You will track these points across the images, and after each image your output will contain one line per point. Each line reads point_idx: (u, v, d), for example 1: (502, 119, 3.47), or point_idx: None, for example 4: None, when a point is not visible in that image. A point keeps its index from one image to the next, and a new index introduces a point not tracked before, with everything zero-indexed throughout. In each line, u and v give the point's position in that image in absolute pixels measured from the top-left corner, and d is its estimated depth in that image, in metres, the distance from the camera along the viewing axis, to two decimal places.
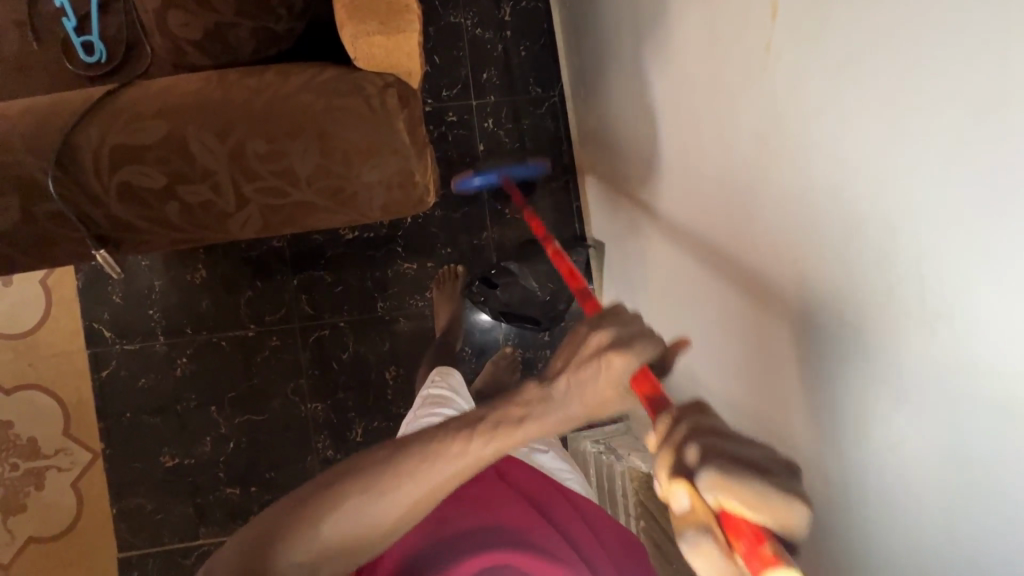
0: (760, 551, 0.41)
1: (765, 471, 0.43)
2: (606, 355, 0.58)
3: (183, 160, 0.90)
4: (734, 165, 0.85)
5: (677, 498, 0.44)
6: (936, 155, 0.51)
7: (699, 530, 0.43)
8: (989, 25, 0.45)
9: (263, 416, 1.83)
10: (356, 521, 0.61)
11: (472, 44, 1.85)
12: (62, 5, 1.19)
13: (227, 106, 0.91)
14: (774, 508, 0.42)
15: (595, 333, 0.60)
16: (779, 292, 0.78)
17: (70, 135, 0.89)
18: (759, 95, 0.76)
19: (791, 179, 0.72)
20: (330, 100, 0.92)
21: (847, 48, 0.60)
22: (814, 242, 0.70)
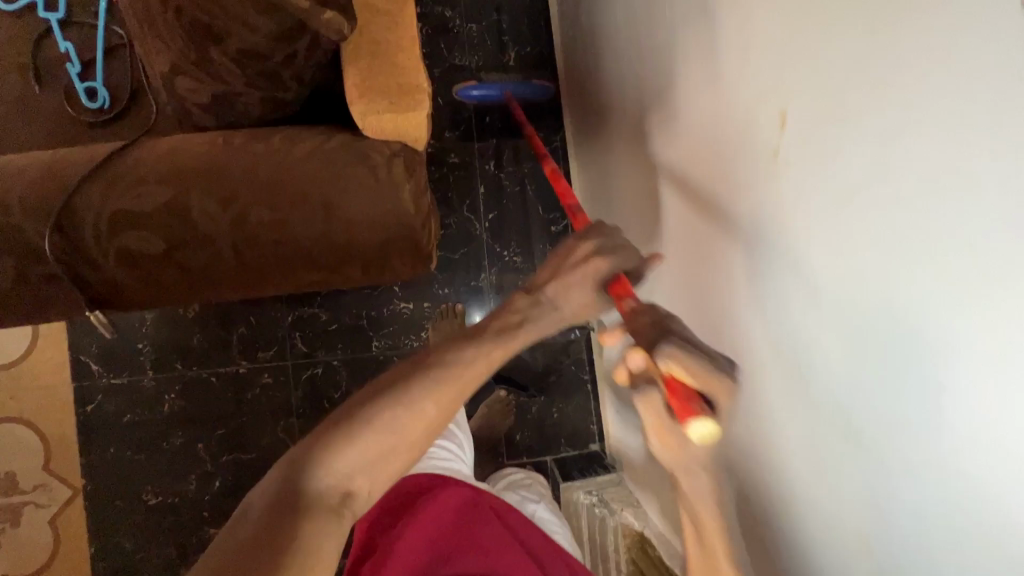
0: (687, 402, 0.66)
1: (712, 362, 0.65)
2: (590, 260, 0.72)
3: (183, 226, 0.89)
4: (734, 250, 0.85)
5: (634, 360, 0.73)
6: (948, 285, 0.51)
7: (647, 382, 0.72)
8: (996, 188, 0.46)
9: (252, 455, 1.80)
10: (381, 442, 0.60)
11: (476, 87, 1.86)
12: (66, 50, 1.18)
13: (231, 171, 0.91)
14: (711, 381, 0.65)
15: (583, 244, 0.73)
16: (778, 385, 0.77)
17: (69, 199, 0.88)
18: (762, 188, 0.76)
19: (791, 277, 0.72)
20: (336, 168, 0.92)
21: (855, 162, 0.60)
22: (815, 342, 0.69)
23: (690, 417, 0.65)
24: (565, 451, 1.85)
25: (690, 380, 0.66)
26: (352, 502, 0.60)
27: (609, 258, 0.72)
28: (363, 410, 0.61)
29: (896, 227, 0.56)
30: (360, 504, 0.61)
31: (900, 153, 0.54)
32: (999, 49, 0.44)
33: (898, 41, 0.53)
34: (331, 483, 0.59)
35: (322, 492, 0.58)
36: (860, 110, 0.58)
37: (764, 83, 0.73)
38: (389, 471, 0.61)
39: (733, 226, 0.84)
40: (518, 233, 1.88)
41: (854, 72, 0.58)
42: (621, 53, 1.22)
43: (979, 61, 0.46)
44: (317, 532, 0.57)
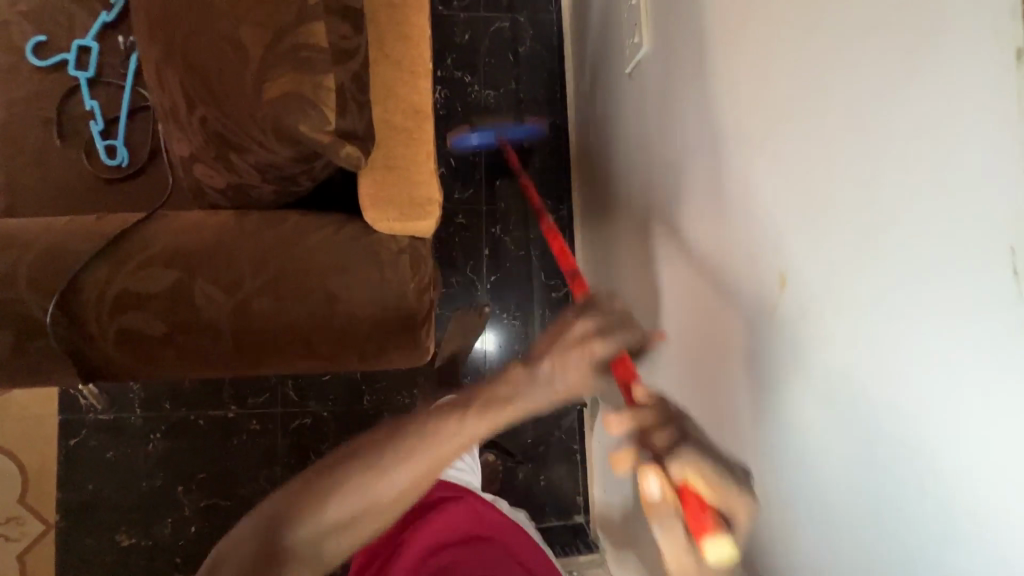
0: (701, 514, 0.58)
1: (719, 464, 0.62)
2: (590, 345, 0.65)
3: (186, 310, 0.90)
4: (720, 334, 0.80)
5: (650, 484, 0.62)
6: (947, 414, 0.46)
7: (666, 509, 0.61)
8: (998, 388, 0.42)
9: (231, 501, 1.77)
10: (371, 499, 0.59)
11: (489, 152, 1.90)
12: (92, 108, 1.21)
13: (239, 257, 0.92)
14: (727, 484, 0.61)
15: (579, 324, 0.66)
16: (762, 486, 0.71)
17: (76, 277, 0.89)
18: (755, 276, 0.71)
19: (780, 373, 0.67)
20: (343, 261, 0.94)
21: (849, 266, 0.56)
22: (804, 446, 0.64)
23: (706, 533, 0.57)
24: (551, 522, 1.81)
25: (702, 488, 0.60)
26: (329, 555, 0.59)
27: (615, 336, 0.66)
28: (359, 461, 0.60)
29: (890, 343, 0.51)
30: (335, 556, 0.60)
31: (893, 265, 0.51)
32: (994, 179, 0.42)
33: (893, 150, 0.50)
34: (310, 535, 0.57)
35: (302, 543, 0.57)
36: (856, 215, 0.54)
37: (761, 172, 0.70)
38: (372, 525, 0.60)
39: (721, 307, 0.80)
40: (518, 296, 1.88)
41: (849, 179, 0.55)
42: (630, 117, 1.21)
43: (976, 180, 0.43)
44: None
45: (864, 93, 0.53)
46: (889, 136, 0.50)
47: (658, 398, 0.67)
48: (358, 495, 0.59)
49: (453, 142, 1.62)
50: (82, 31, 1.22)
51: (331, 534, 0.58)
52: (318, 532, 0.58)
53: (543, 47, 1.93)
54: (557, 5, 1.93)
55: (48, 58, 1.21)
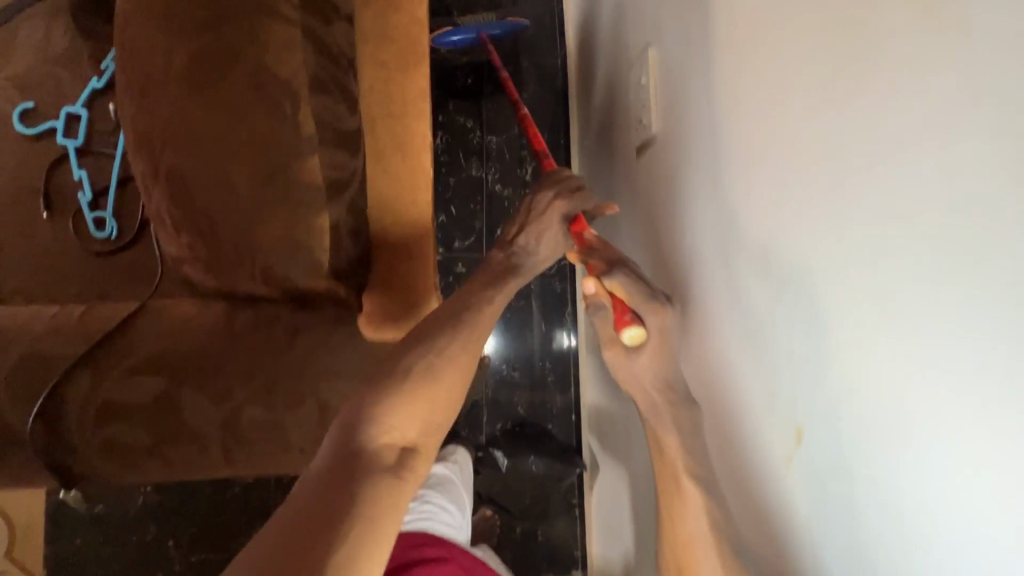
0: (621, 313, 0.71)
1: (646, 289, 0.72)
2: (552, 204, 0.85)
3: (173, 421, 0.86)
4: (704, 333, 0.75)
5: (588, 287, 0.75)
6: (946, 406, 0.41)
7: (599, 305, 0.76)
8: None
9: (223, 555, 1.74)
10: (427, 392, 0.70)
11: (491, 199, 1.86)
12: (81, 178, 1.17)
13: (230, 363, 0.88)
14: (649, 304, 0.72)
15: (541, 195, 0.87)
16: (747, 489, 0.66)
17: (58, 387, 0.85)
18: (740, 267, 0.66)
19: (764, 367, 0.62)
20: (337, 369, 0.90)
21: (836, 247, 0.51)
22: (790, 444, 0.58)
23: (623, 324, 0.70)
24: None
25: (626, 299, 0.72)
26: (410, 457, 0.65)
27: (568, 201, 0.86)
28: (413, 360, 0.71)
29: (882, 333, 0.46)
30: (414, 465, 0.64)
31: (885, 245, 0.46)
32: None
33: (918, 171, 0.42)
34: (383, 437, 0.64)
35: (378, 449, 0.63)
36: (847, 194, 0.50)
37: (746, 154, 0.65)
38: (430, 419, 0.69)
39: (706, 301, 0.74)
40: (518, 346, 1.85)
41: (841, 156, 0.50)
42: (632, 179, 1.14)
43: None
44: (375, 490, 0.59)
45: (857, 68, 0.48)
46: (885, 110, 0.45)
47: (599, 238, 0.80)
48: (418, 386, 0.70)
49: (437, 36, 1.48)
50: (72, 98, 1.18)
51: (392, 430, 0.66)
52: (385, 429, 0.65)
53: (546, 91, 1.89)
54: (563, 48, 1.89)
55: (36, 125, 1.17)
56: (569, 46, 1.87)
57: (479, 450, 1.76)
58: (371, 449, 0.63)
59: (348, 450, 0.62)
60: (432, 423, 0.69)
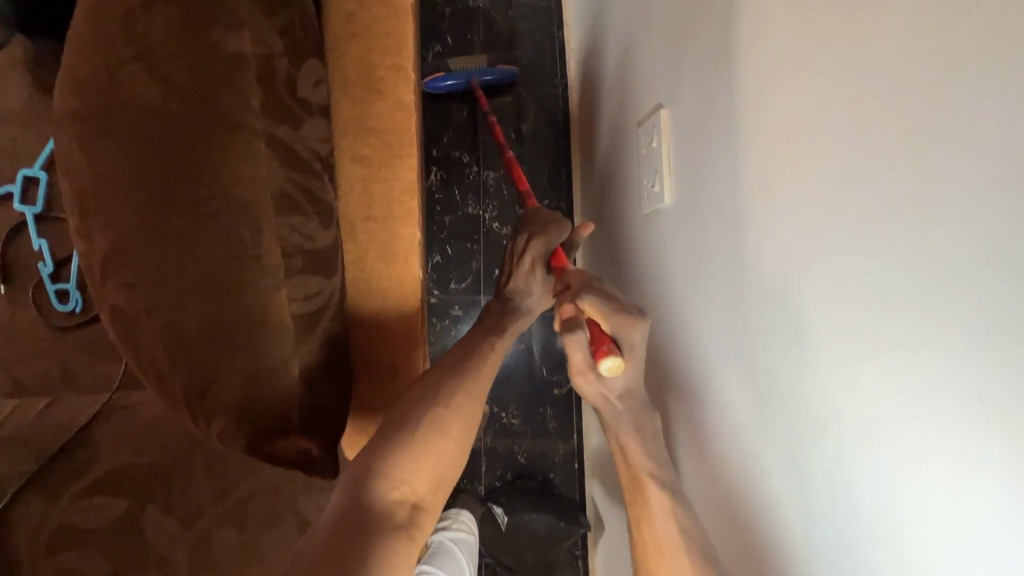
0: (599, 343, 0.65)
1: (624, 308, 0.66)
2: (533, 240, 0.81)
3: (134, 548, 0.77)
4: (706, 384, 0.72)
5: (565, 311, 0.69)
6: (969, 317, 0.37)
7: (575, 326, 0.68)
8: None
9: None
10: (432, 447, 0.62)
11: (488, 238, 1.77)
12: (40, 247, 1.07)
13: (198, 480, 0.79)
14: (621, 319, 0.66)
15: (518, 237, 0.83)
16: (759, 518, 0.61)
17: (6, 511, 0.76)
18: (744, 310, 0.64)
19: (765, 414, 0.60)
20: (318, 486, 0.80)
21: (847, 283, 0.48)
22: (796, 488, 0.55)
23: (600, 354, 0.64)
24: None
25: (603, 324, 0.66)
26: (420, 513, 0.60)
27: (544, 237, 0.81)
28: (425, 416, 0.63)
29: (898, 294, 0.43)
30: (426, 517, 0.60)
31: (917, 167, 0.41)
32: None
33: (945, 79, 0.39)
34: (396, 493, 0.59)
35: (390, 504, 0.58)
36: (858, 253, 0.47)
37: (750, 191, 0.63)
38: (441, 473, 0.62)
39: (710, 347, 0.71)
40: (518, 392, 1.76)
41: (856, 190, 0.47)
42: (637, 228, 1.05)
43: None
44: (389, 550, 0.56)
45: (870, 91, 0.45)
46: (904, 141, 0.42)
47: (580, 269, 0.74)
48: (422, 449, 0.62)
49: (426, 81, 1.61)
50: (30, 159, 1.08)
51: (402, 486, 0.60)
52: (394, 486, 0.59)
53: (546, 122, 1.79)
54: (564, 78, 1.79)
55: None
56: (570, 76, 1.77)
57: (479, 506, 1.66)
58: (380, 510, 0.58)
59: (354, 508, 0.57)
60: (441, 479, 0.62)
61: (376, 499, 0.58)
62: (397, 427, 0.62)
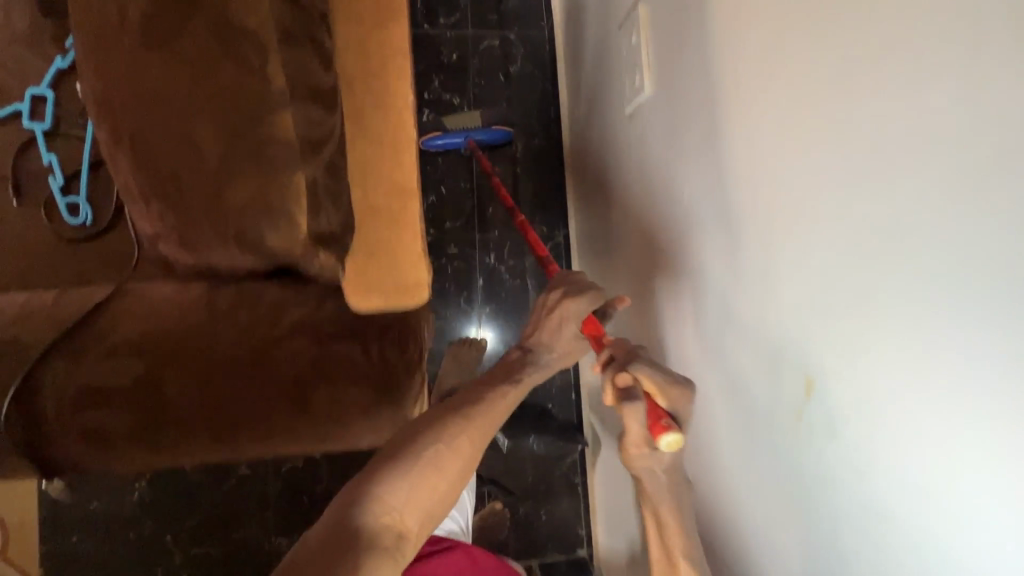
0: (657, 418, 0.60)
1: (676, 379, 0.65)
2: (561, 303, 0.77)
3: (154, 405, 0.82)
4: (687, 337, 0.81)
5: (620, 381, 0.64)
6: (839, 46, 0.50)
7: (632, 394, 0.63)
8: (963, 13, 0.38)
9: (224, 547, 1.73)
10: (426, 480, 0.64)
11: (480, 178, 1.82)
12: (50, 163, 1.12)
13: (212, 344, 0.85)
14: (678, 392, 0.64)
15: (551, 292, 0.79)
16: (710, 306, 0.74)
17: (30, 374, 0.81)
18: (711, 227, 0.73)
19: (748, 449, 0.68)
20: (323, 345, 0.86)
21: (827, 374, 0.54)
22: (733, 261, 0.68)
23: (659, 429, 0.59)
24: (554, 557, 1.76)
25: (660, 398, 0.64)
26: (406, 540, 0.61)
27: (578, 299, 0.77)
28: (417, 443, 0.66)
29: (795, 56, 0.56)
30: (410, 546, 0.62)
31: None
32: None
33: None
34: (385, 519, 0.61)
35: (379, 528, 0.60)
36: (789, 69, 0.56)
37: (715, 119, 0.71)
38: (432, 503, 0.64)
39: (696, 370, 0.79)
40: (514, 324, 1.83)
41: None
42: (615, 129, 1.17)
43: None
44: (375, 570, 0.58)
45: None
46: None
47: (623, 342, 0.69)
48: (415, 478, 0.64)
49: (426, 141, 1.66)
50: (37, 80, 1.13)
51: (393, 513, 0.62)
52: (384, 509, 0.62)
53: (534, 65, 1.84)
54: (550, 21, 1.84)
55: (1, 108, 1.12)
56: (556, 18, 1.82)
57: None
58: (365, 531, 0.60)
59: (341, 529, 0.60)
60: (433, 510, 0.65)
61: (361, 521, 0.60)
62: (390, 458, 0.65)
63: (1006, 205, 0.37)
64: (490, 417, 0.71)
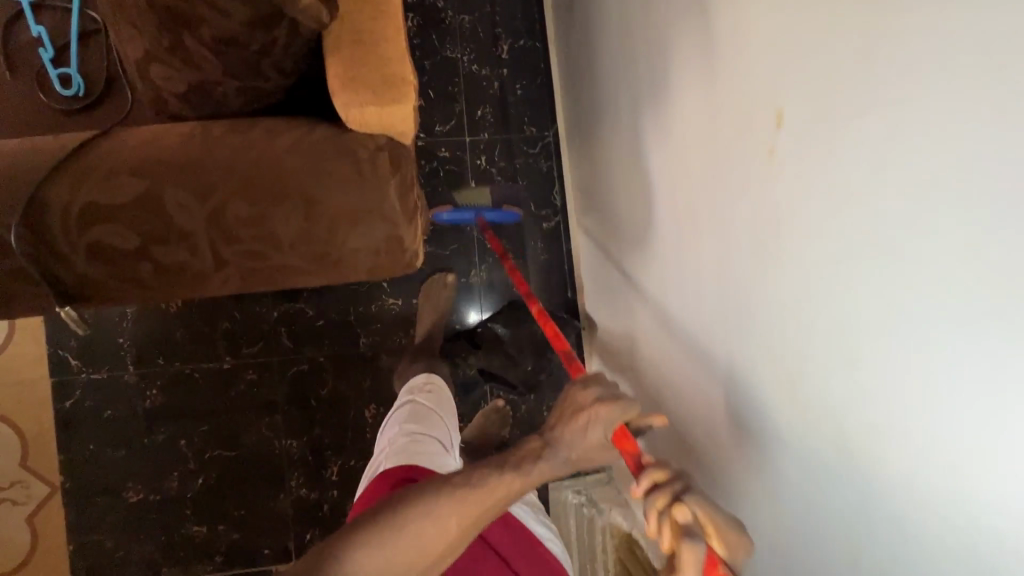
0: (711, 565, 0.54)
1: (735, 519, 0.57)
2: (592, 408, 0.68)
3: (159, 221, 0.86)
4: (685, 167, 0.93)
5: (682, 511, 0.56)
6: None
7: (689, 536, 0.55)
8: None
9: (237, 452, 1.78)
10: (404, 548, 0.62)
11: (468, 81, 1.82)
12: (39, 35, 1.13)
13: (208, 164, 0.87)
14: (739, 535, 0.56)
15: (581, 391, 0.71)
16: (701, 128, 0.86)
17: (36, 192, 0.84)
18: (695, 53, 0.84)
19: (757, 396, 0.80)
20: (317, 164, 0.89)
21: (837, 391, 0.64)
22: (718, 73, 0.79)
23: None
24: None
25: (720, 542, 0.55)
26: None
27: (611, 405, 0.68)
28: (397, 515, 0.63)
29: None
30: None
31: None
32: None
33: None
34: None
35: None
36: None
37: None
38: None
39: (712, 276, 0.88)
40: (509, 226, 1.83)
41: None
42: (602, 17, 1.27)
43: None
44: None
45: None
46: None
47: (674, 470, 0.60)
48: (388, 548, 0.61)
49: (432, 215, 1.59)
50: None
51: None
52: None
53: None
54: None
55: None
56: None
57: (478, 327, 1.76)
58: None
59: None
60: None
61: None
62: (365, 522, 0.63)
63: (993, 76, 0.43)
64: (486, 499, 0.65)
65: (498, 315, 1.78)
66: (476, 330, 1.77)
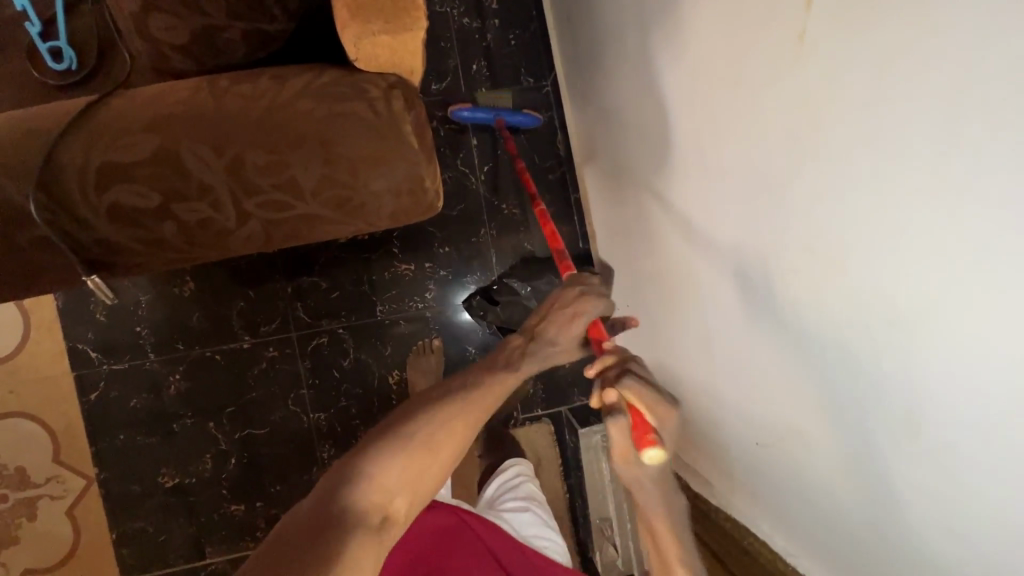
0: (644, 432, 0.77)
1: (659, 394, 0.82)
2: (576, 307, 0.97)
3: (177, 176, 0.85)
4: (705, 89, 0.92)
5: (611, 395, 0.84)
6: None
7: (617, 411, 0.83)
8: None
9: (265, 429, 1.79)
10: (418, 456, 0.71)
11: (460, 34, 1.78)
12: (24, 8, 1.09)
13: (221, 114, 0.86)
14: (659, 407, 0.80)
15: (570, 291, 1.00)
16: (721, 45, 0.85)
17: (51, 156, 0.82)
18: None
19: (795, 304, 0.82)
20: (331, 106, 0.87)
21: (892, 403, 0.69)
22: None
23: (646, 444, 0.76)
24: None
25: (649, 414, 0.80)
26: (391, 522, 0.67)
27: (592, 304, 0.98)
28: (415, 414, 0.74)
29: None
30: (395, 529, 0.67)
31: None
32: None
33: None
34: (372, 495, 0.67)
35: (365, 506, 0.65)
36: None
37: None
38: (422, 484, 0.70)
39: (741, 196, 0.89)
40: (514, 184, 1.84)
41: None
42: None
43: None
44: (357, 547, 0.62)
45: None
46: None
47: (622, 355, 0.89)
48: (406, 453, 0.70)
49: (453, 112, 1.68)
50: None
51: (381, 485, 0.67)
52: (374, 484, 0.67)
53: None
54: None
55: None
56: None
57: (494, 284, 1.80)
58: (353, 509, 0.65)
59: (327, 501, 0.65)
60: (422, 491, 0.70)
61: (349, 499, 0.65)
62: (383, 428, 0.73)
63: None
64: (483, 394, 0.79)
65: (512, 271, 1.83)
66: (491, 287, 1.80)
